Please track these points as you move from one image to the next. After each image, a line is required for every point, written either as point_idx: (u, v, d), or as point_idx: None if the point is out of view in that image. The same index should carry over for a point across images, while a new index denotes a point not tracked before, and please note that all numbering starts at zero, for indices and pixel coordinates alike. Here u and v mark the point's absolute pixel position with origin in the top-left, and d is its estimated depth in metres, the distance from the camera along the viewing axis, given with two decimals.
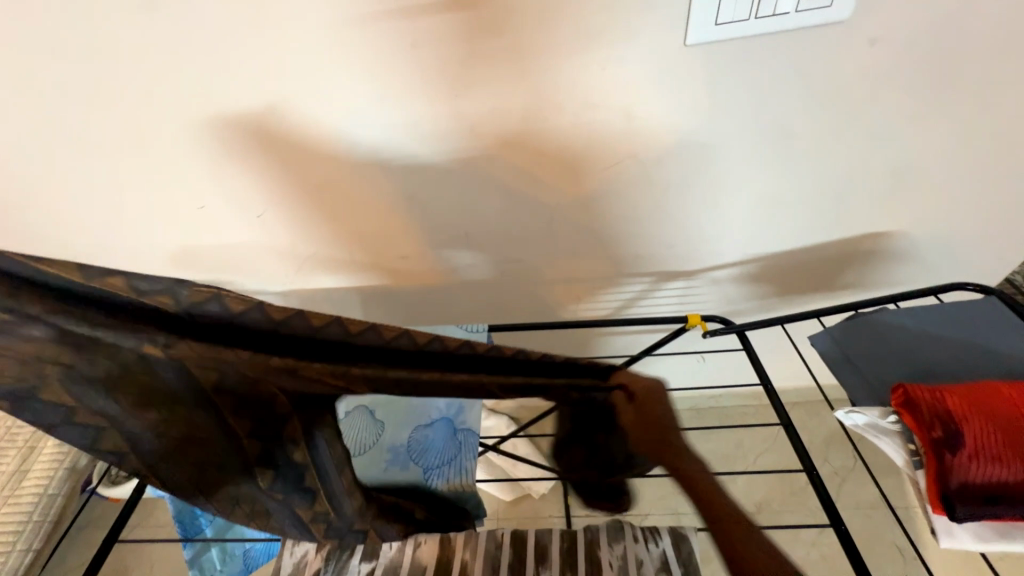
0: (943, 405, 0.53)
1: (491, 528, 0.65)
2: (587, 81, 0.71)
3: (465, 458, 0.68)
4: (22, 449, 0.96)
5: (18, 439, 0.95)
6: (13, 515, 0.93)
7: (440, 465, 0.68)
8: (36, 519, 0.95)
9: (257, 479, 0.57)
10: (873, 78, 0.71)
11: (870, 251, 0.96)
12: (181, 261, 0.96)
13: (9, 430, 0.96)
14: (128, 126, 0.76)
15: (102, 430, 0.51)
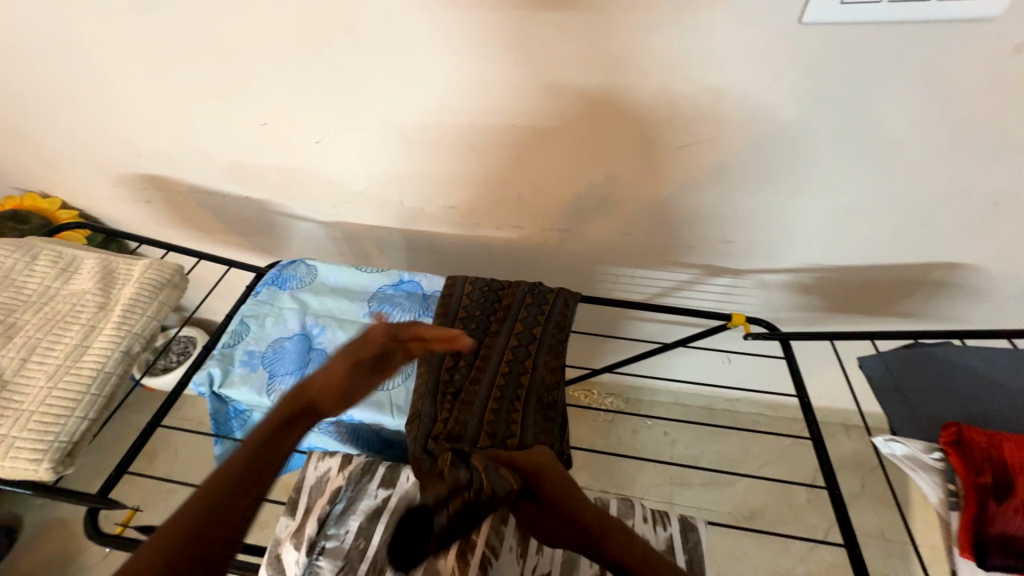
0: (997, 452, 0.49)
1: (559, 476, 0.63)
2: (678, 48, 0.65)
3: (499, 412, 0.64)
4: (109, 310, 0.70)
5: (139, 309, 0.70)
6: (57, 404, 0.62)
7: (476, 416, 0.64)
8: (81, 414, 0.62)
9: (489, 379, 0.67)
10: (1001, 91, 0.64)
11: (939, 281, 0.91)
12: (240, 176, 0.99)
13: (135, 295, 0.71)
14: (208, 28, 0.75)
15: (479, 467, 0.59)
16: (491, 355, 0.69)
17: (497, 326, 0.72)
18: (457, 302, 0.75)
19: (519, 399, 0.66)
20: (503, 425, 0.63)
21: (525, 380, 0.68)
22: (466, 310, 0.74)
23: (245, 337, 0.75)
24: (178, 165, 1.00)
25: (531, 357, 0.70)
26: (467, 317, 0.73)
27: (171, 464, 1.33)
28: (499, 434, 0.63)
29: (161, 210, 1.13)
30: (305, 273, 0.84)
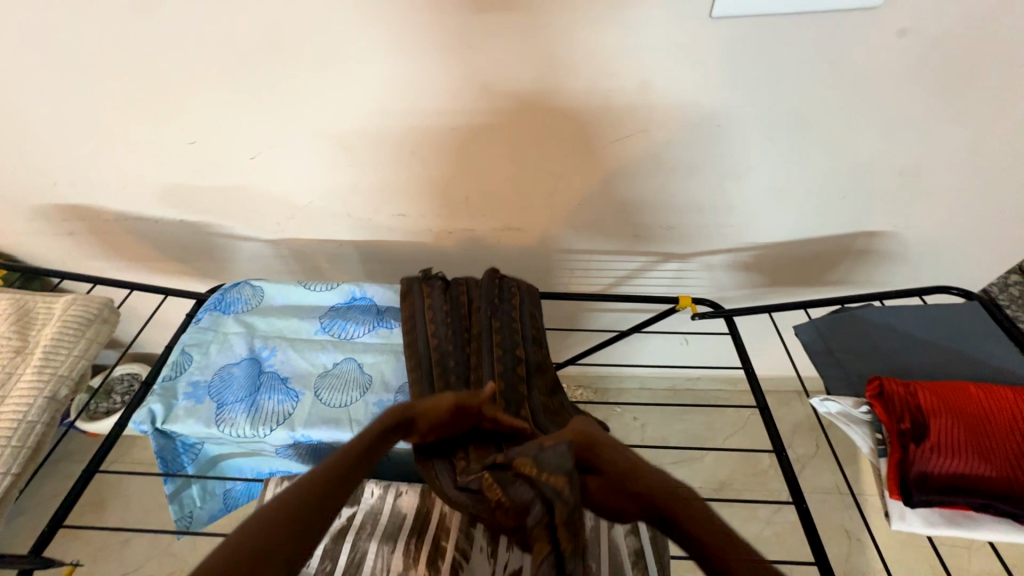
0: (913, 399, 0.54)
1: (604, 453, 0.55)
2: (603, 45, 0.68)
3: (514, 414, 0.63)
4: (27, 354, 0.65)
5: (62, 350, 0.65)
6: None
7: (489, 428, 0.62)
8: (1, 470, 0.58)
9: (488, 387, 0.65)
10: (893, 72, 0.70)
11: (863, 249, 0.99)
12: (172, 198, 0.94)
13: (56, 335, 0.65)
14: (118, 44, 0.71)
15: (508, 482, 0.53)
16: (481, 361, 0.67)
17: (475, 329, 0.69)
18: (423, 321, 0.70)
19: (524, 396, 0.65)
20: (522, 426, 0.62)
21: (523, 375, 0.67)
22: (432, 322, 0.70)
23: (189, 368, 0.71)
24: (99, 191, 0.93)
25: (520, 352, 0.69)
26: (438, 337, 0.68)
27: (123, 512, 1.24)
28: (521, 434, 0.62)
29: (86, 240, 1.05)
30: (250, 295, 0.80)
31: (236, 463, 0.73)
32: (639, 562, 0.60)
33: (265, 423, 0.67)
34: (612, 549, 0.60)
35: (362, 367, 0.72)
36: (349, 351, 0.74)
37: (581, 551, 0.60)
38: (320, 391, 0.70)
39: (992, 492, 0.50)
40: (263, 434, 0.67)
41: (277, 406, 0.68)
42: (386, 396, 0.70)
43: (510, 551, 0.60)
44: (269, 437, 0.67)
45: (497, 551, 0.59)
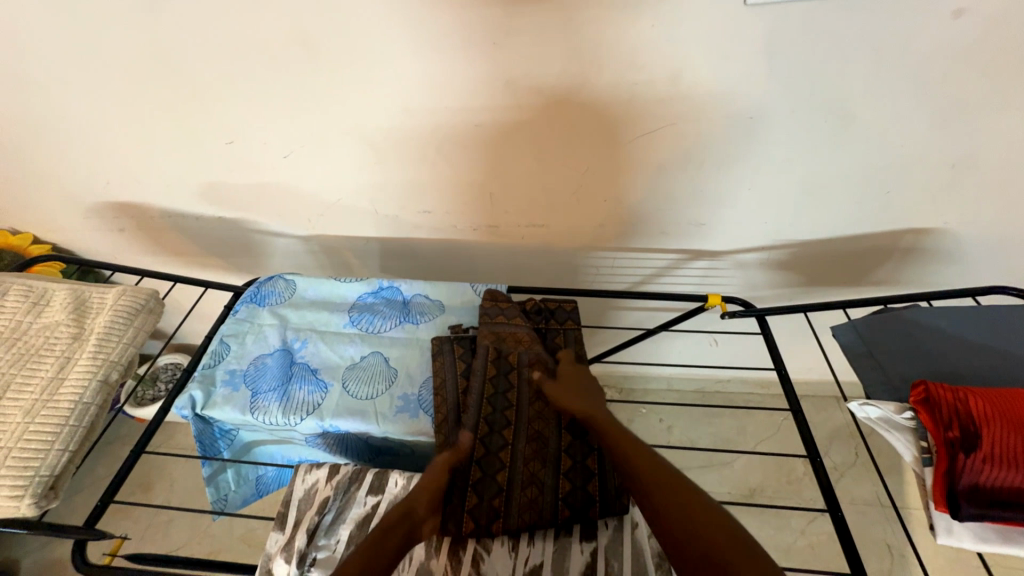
0: (964, 405, 0.50)
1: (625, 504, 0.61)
2: (630, 36, 0.66)
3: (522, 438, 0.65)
4: (83, 340, 0.69)
5: (114, 337, 0.70)
6: (36, 438, 0.62)
7: (506, 452, 0.64)
8: (61, 447, 0.63)
9: (503, 420, 0.66)
10: (945, 57, 0.65)
11: (909, 247, 0.93)
12: (212, 196, 0.99)
13: (109, 323, 0.70)
14: (162, 51, 0.75)
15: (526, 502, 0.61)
16: (491, 389, 0.67)
17: (488, 350, 0.69)
18: (453, 343, 0.72)
19: (542, 419, 0.66)
20: (535, 454, 0.64)
21: (537, 396, 0.67)
22: (462, 347, 0.72)
23: (226, 357, 0.75)
24: (146, 190, 0.99)
25: (532, 375, 0.68)
26: (463, 356, 0.71)
27: (166, 493, 1.31)
28: (539, 461, 0.63)
29: (136, 236, 1.12)
30: (284, 288, 0.83)
31: (268, 450, 0.77)
32: (661, 566, 0.59)
33: (296, 412, 0.69)
34: (635, 549, 0.60)
35: (388, 360, 0.74)
36: (375, 344, 0.76)
37: (603, 551, 0.60)
38: (348, 383, 0.72)
39: None
40: (294, 422, 0.69)
41: (308, 396, 0.70)
42: (411, 390, 0.71)
43: (531, 545, 0.60)
44: (299, 425, 0.69)
45: (519, 545, 0.60)
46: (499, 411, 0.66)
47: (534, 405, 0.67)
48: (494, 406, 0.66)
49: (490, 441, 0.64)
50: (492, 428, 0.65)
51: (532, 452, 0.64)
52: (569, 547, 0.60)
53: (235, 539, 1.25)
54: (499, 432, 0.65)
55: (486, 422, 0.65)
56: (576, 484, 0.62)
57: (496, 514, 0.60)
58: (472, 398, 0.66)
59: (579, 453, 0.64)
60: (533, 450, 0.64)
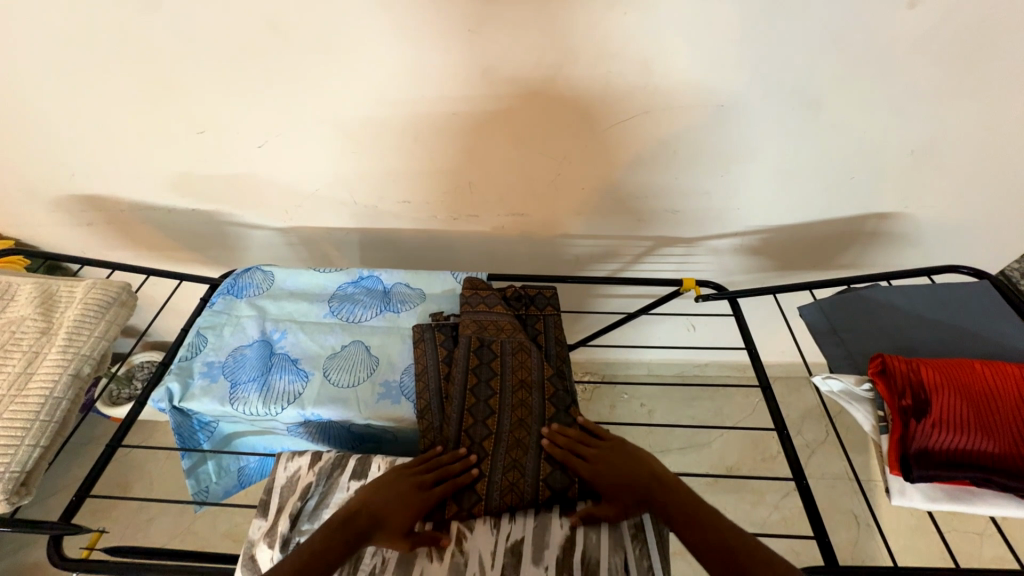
0: (916, 375, 0.54)
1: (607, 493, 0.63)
2: (604, 25, 0.67)
3: (506, 425, 0.66)
4: (51, 334, 0.68)
5: (84, 331, 0.68)
6: (4, 434, 0.61)
7: (490, 440, 0.65)
8: (32, 442, 0.62)
9: (487, 408, 0.67)
10: (903, 47, 0.68)
11: (873, 231, 0.97)
12: (185, 187, 0.97)
13: (79, 316, 0.69)
14: (126, 37, 0.72)
15: (510, 487, 0.63)
16: (474, 379, 0.68)
17: (471, 339, 0.70)
18: (435, 331, 0.72)
19: (524, 405, 0.68)
20: (517, 439, 0.66)
21: (519, 384, 0.69)
22: (443, 333, 0.72)
23: (203, 349, 0.74)
24: (114, 182, 0.96)
25: (514, 364, 0.69)
26: (444, 343, 0.71)
27: (146, 492, 1.29)
28: (523, 446, 0.65)
29: (104, 230, 1.08)
30: (261, 279, 0.82)
31: (250, 441, 0.77)
32: (638, 536, 0.60)
33: (277, 402, 0.69)
34: (613, 521, 0.62)
35: (369, 349, 0.74)
36: (356, 334, 0.76)
37: (582, 524, 0.61)
38: (329, 371, 0.72)
39: (994, 467, 0.50)
40: (275, 412, 0.69)
41: (288, 386, 0.70)
42: (392, 377, 0.72)
43: (512, 522, 0.62)
44: (280, 415, 0.69)
45: (501, 523, 0.62)
46: (482, 399, 0.67)
47: (516, 393, 0.68)
48: (478, 395, 0.67)
49: (474, 431, 0.66)
50: (476, 416, 0.66)
51: (517, 438, 0.66)
52: (548, 522, 0.62)
53: (219, 535, 1.24)
54: (483, 420, 0.66)
55: (469, 411, 0.67)
56: (556, 463, 0.64)
57: (481, 498, 0.62)
58: (457, 389, 0.67)
59: (562, 437, 0.66)
60: (516, 436, 0.66)
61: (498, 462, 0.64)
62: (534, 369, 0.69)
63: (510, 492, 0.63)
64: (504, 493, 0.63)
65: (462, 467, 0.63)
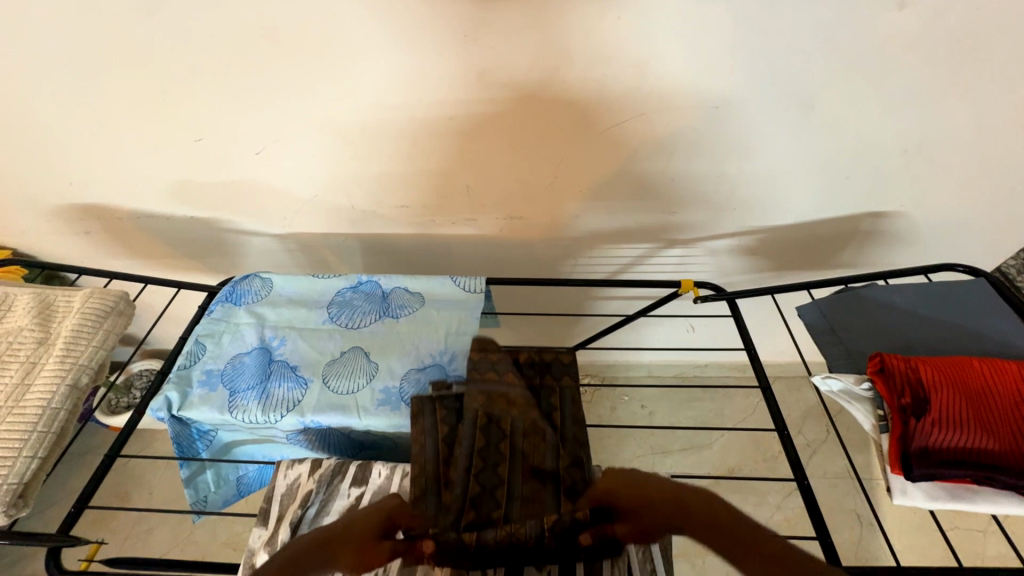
0: (915, 374, 0.54)
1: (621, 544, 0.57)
2: (599, 28, 0.67)
3: (512, 490, 0.62)
4: (48, 345, 0.67)
5: (82, 341, 0.68)
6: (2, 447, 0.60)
7: (492, 504, 0.61)
8: (30, 454, 0.61)
9: (494, 469, 0.64)
10: (895, 47, 0.69)
11: (870, 230, 0.98)
12: (182, 195, 0.97)
13: (77, 326, 0.68)
14: (121, 46, 0.72)
15: (507, 554, 0.56)
16: (483, 441, 0.66)
17: (481, 407, 0.69)
18: (435, 404, 0.69)
19: (534, 469, 0.64)
20: (525, 500, 0.61)
21: (530, 448, 0.66)
22: (447, 396, 0.70)
23: (202, 357, 0.74)
24: (111, 190, 0.96)
25: (525, 428, 0.68)
26: (446, 413, 0.68)
27: (146, 502, 1.29)
28: (529, 508, 0.61)
29: (102, 239, 1.08)
30: (259, 286, 0.82)
31: (249, 449, 0.76)
32: (641, 539, 0.60)
33: (275, 409, 0.69)
34: None
35: (368, 355, 0.74)
36: (355, 340, 0.76)
37: None
38: (328, 378, 0.72)
39: (995, 465, 0.50)
40: (274, 420, 0.69)
41: (287, 393, 0.70)
42: (391, 383, 0.72)
43: None
44: (279, 423, 0.69)
45: None
46: (488, 462, 0.64)
47: (526, 453, 0.66)
48: (484, 458, 0.65)
49: (478, 489, 0.62)
50: (479, 481, 0.63)
51: (522, 502, 0.61)
52: None
53: (219, 544, 1.23)
54: (486, 485, 0.62)
55: (475, 469, 0.63)
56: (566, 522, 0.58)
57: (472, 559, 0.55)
58: (463, 452, 0.65)
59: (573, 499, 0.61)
60: (522, 497, 0.62)
61: (501, 522, 0.59)
62: (547, 437, 0.68)
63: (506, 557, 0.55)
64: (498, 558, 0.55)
65: (462, 518, 0.59)
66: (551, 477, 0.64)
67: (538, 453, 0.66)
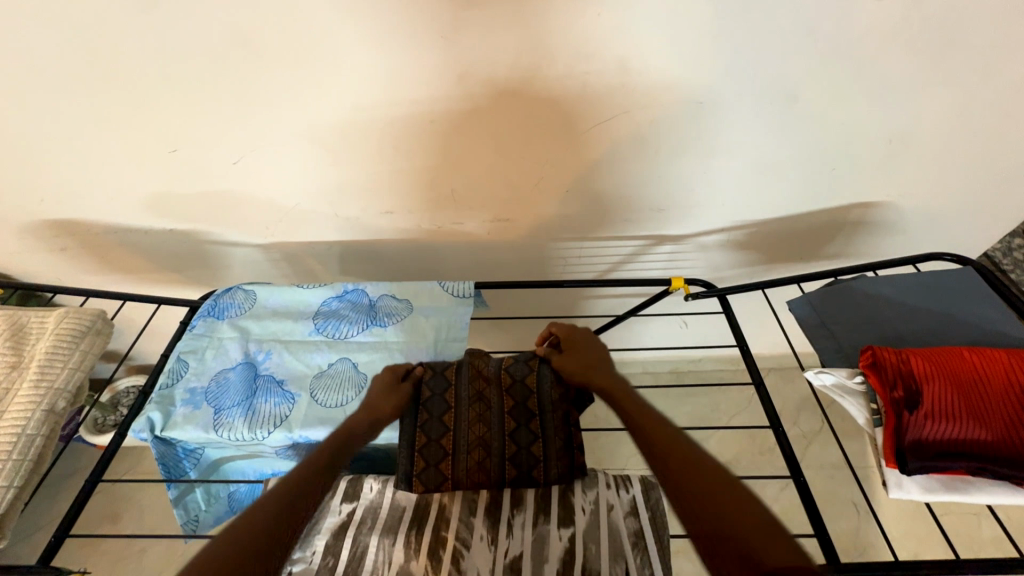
0: (907, 366, 0.54)
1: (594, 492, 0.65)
2: (579, 26, 0.66)
3: (494, 452, 0.66)
4: (22, 368, 0.65)
5: (56, 364, 0.66)
6: None
7: (474, 466, 0.65)
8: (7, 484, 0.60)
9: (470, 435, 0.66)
10: (876, 37, 0.68)
11: (857, 221, 0.98)
12: (160, 208, 0.94)
13: (50, 348, 0.66)
14: (88, 57, 0.70)
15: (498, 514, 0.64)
16: (458, 412, 0.67)
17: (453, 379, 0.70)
18: (420, 386, 0.69)
19: (512, 427, 0.67)
20: (508, 457, 0.65)
21: (505, 410, 0.68)
22: (431, 369, 0.70)
23: (185, 375, 0.72)
24: (86, 205, 0.93)
25: (499, 398, 0.69)
26: (416, 407, 0.67)
27: (137, 521, 1.26)
28: (516, 462, 0.65)
29: (80, 255, 1.05)
30: (243, 299, 0.79)
31: (238, 467, 0.74)
32: (638, 544, 0.61)
33: (263, 426, 0.67)
34: (612, 530, 0.62)
35: (356, 366, 0.73)
36: (343, 350, 0.74)
37: (582, 535, 0.61)
38: (316, 392, 0.70)
39: (987, 456, 0.50)
40: (262, 437, 0.67)
41: (274, 409, 0.68)
42: None
43: (510, 537, 0.62)
44: (267, 439, 0.68)
45: (498, 537, 0.62)
46: (463, 431, 0.66)
47: (502, 416, 0.67)
48: (461, 425, 0.67)
49: (458, 453, 0.65)
50: (462, 447, 0.66)
51: (507, 462, 0.65)
52: (546, 535, 0.61)
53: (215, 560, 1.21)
54: (468, 448, 0.66)
55: (454, 438, 0.66)
56: (545, 466, 0.65)
57: (467, 523, 0.63)
58: (438, 420, 0.67)
59: (550, 447, 0.66)
60: (503, 455, 0.65)
61: (486, 477, 0.64)
62: (518, 398, 0.69)
63: (499, 516, 0.63)
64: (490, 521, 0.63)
65: (450, 473, 0.64)
66: (535, 442, 0.66)
67: (514, 413, 0.68)
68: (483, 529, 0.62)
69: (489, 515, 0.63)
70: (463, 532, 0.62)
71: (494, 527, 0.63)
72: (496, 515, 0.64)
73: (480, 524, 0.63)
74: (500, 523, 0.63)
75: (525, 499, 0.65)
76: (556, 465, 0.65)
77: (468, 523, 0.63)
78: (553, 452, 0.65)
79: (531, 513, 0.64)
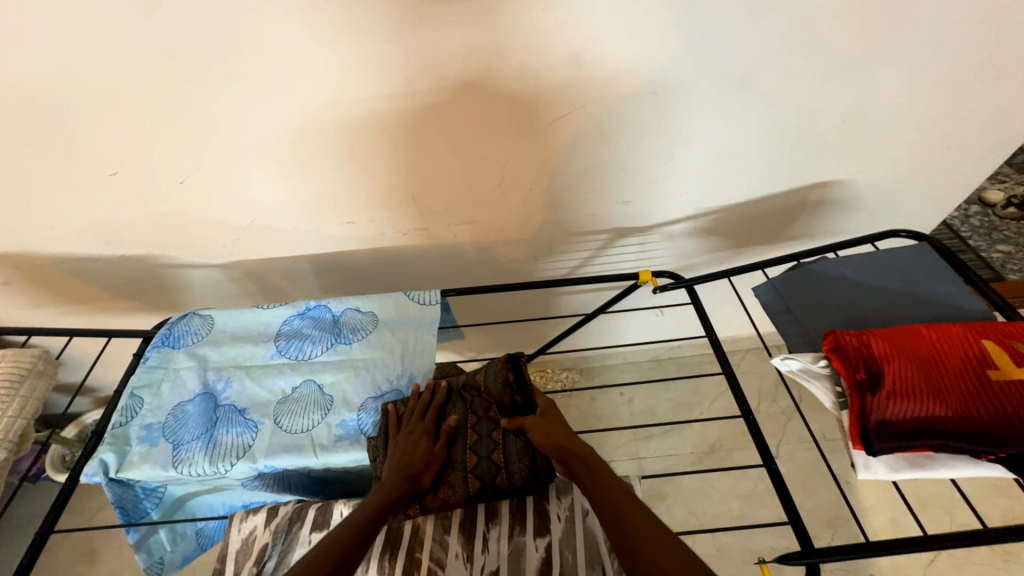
0: (867, 348, 0.55)
1: (574, 497, 0.64)
2: (525, 20, 0.64)
3: (458, 469, 0.63)
4: None
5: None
6: None
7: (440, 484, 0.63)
8: None
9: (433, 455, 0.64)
10: (822, 16, 0.68)
11: (819, 200, 0.99)
12: (106, 235, 0.89)
13: None
14: (0, 80, 0.65)
15: (472, 530, 0.63)
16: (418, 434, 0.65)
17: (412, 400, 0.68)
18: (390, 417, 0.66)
19: (473, 443, 0.64)
20: (473, 473, 0.63)
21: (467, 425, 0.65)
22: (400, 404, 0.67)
23: (140, 411, 0.68)
24: (23, 236, 0.88)
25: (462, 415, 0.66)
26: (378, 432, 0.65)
27: (112, 560, 1.21)
28: (480, 476, 0.62)
29: (26, 289, 1.00)
30: (199, 325, 0.76)
31: (206, 501, 0.73)
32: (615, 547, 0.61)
33: (225, 458, 0.65)
34: (588, 536, 0.62)
35: (321, 387, 0.70)
36: (307, 372, 0.72)
37: (558, 544, 0.61)
38: (280, 418, 0.68)
39: (953, 432, 0.50)
40: (224, 470, 0.65)
41: (236, 440, 0.65)
42: (349, 415, 0.68)
43: (486, 552, 0.61)
44: (231, 472, 0.65)
45: (474, 553, 0.61)
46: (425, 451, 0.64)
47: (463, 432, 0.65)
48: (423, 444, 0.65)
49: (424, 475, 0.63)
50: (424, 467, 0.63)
51: (474, 477, 0.62)
52: (523, 546, 0.61)
53: None
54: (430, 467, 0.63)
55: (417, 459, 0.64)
56: (508, 477, 0.62)
57: (442, 542, 0.62)
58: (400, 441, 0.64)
59: (513, 457, 0.63)
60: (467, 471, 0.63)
61: (452, 497, 0.62)
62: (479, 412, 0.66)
63: (474, 530, 0.63)
64: (465, 536, 0.62)
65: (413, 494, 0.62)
66: (497, 456, 0.63)
67: (478, 428, 0.65)
68: (458, 546, 0.62)
69: (465, 532, 0.63)
70: (438, 551, 0.62)
71: (469, 543, 0.62)
72: (470, 530, 0.63)
73: (454, 540, 0.62)
74: (474, 538, 0.62)
75: (500, 510, 0.64)
76: (520, 474, 0.62)
77: (442, 540, 0.62)
78: (516, 461, 0.62)
79: (507, 526, 0.63)
